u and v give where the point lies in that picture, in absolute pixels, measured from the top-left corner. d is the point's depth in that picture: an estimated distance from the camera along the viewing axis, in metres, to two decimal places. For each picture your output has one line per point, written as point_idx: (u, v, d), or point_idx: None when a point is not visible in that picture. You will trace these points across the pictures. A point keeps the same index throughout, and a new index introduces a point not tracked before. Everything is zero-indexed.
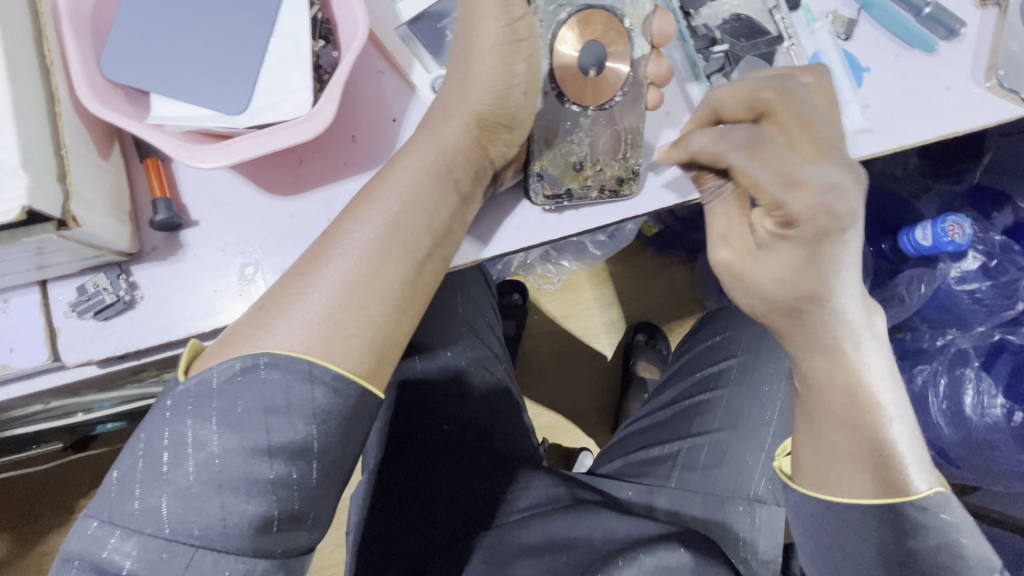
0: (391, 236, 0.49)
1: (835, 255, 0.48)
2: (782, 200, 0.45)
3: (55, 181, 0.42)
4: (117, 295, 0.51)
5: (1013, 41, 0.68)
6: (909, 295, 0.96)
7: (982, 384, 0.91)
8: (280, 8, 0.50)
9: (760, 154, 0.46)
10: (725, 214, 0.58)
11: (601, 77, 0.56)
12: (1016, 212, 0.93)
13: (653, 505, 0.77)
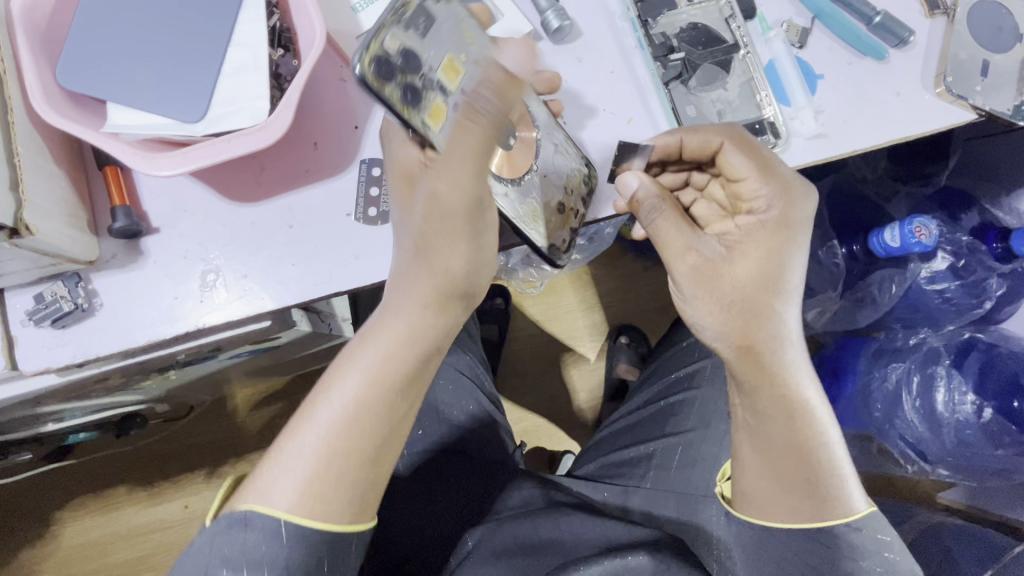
0: (374, 394, 0.49)
1: (798, 246, 0.58)
2: (761, 184, 0.58)
3: (7, 189, 0.43)
4: (75, 303, 0.51)
5: (961, 49, 0.71)
6: (881, 295, 0.98)
7: (953, 381, 0.94)
8: (237, 16, 0.51)
9: (741, 141, 0.59)
10: (673, 229, 0.57)
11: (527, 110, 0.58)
12: (982, 215, 0.96)
13: (627, 507, 0.78)
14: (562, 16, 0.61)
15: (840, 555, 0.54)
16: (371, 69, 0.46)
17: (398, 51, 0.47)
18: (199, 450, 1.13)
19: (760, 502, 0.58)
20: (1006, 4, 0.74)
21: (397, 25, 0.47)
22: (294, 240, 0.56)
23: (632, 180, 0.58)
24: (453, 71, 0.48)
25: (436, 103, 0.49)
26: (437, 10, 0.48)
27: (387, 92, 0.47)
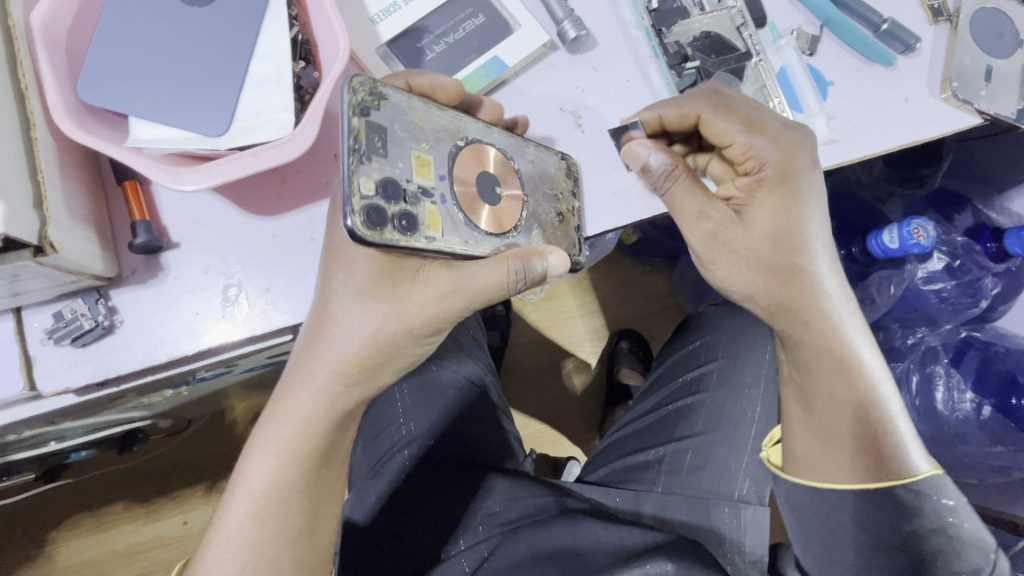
0: (287, 467, 0.51)
1: (806, 197, 0.56)
2: (758, 143, 0.56)
3: (31, 207, 0.42)
4: (96, 320, 0.50)
5: (965, 55, 0.72)
6: (880, 296, 0.97)
7: (952, 380, 0.96)
8: (260, 28, 0.50)
9: (723, 106, 0.57)
10: (686, 194, 0.56)
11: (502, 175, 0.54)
12: (976, 215, 0.98)
13: (640, 511, 0.77)
14: (579, 26, 0.60)
15: (901, 514, 0.57)
16: (370, 226, 0.44)
17: (378, 188, 0.46)
18: (197, 464, 1.11)
19: (816, 465, 0.60)
20: (1007, 11, 0.75)
21: (362, 163, 0.46)
22: (316, 252, 0.55)
23: (640, 150, 0.58)
24: (427, 165, 0.50)
25: (431, 208, 0.49)
26: (383, 115, 0.48)
27: (395, 234, 0.46)
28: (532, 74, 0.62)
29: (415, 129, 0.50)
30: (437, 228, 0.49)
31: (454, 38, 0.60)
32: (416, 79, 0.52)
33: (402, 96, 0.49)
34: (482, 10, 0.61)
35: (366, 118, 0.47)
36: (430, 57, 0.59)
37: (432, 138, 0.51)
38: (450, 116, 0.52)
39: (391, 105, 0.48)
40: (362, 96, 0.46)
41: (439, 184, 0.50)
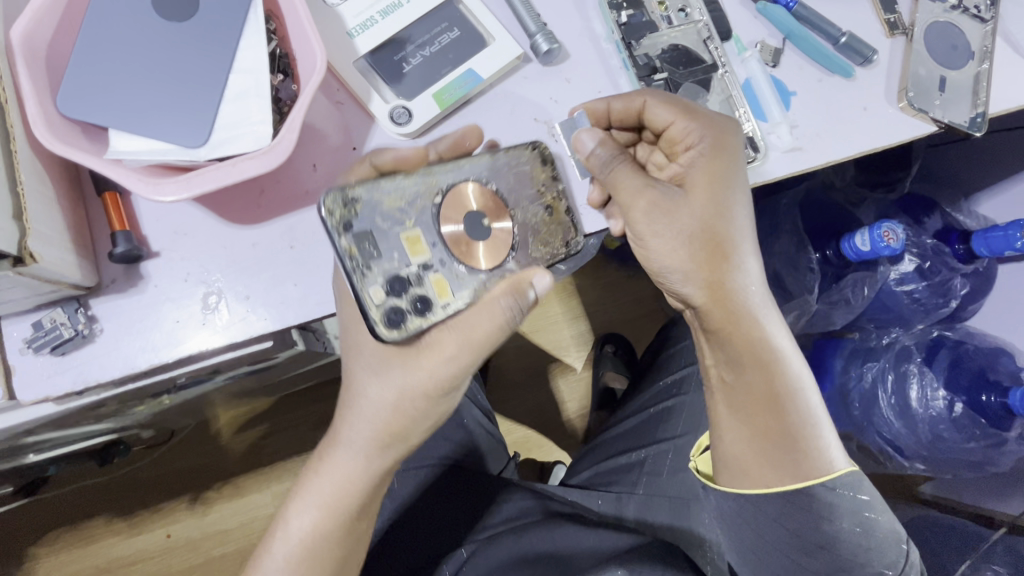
0: (326, 520, 0.56)
1: (735, 172, 0.59)
2: (690, 127, 0.59)
3: (11, 218, 0.43)
4: (76, 329, 0.50)
5: (921, 66, 0.76)
6: (854, 297, 1.01)
7: (925, 378, 0.98)
8: (238, 42, 0.52)
9: (665, 97, 0.61)
10: (628, 174, 0.57)
11: (491, 217, 0.56)
12: (944, 217, 1.01)
13: (622, 515, 0.79)
14: (551, 40, 0.63)
15: (821, 516, 0.58)
16: (391, 327, 0.50)
17: (386, 291, 0.51)
18: (179, 477, 1.10)
19: (734, 464, 0.60)
20: (959, 25, 0.79)
21: (363, 273, 0.50)
22: (297, 260, 0.56)
23: (586, 138, 0.59)
24: (418, 242, 0.53)
25: (437, 277, 0.53)
26: (363, 220, 0.51)
27: (413, 322, 0.51)
28: (507, 85, 0.64)
29: (395, 217, 0.53)
30: (446, 293, 0.53)
31: (430, 51, 0.62)
32: (381, 157, 0.55)
33: (380, 188, 0.52)
34: (457, 24, 0.63)
35: (351, 232, 0.50)
36: (407, 70, 0.61)
37: (416, 214, 0.53)
38: (416, 184, 0.54)
39: (367, 208, 0.51)
40: (341, 210, 0.50)
41: (434, 253, 0.53)
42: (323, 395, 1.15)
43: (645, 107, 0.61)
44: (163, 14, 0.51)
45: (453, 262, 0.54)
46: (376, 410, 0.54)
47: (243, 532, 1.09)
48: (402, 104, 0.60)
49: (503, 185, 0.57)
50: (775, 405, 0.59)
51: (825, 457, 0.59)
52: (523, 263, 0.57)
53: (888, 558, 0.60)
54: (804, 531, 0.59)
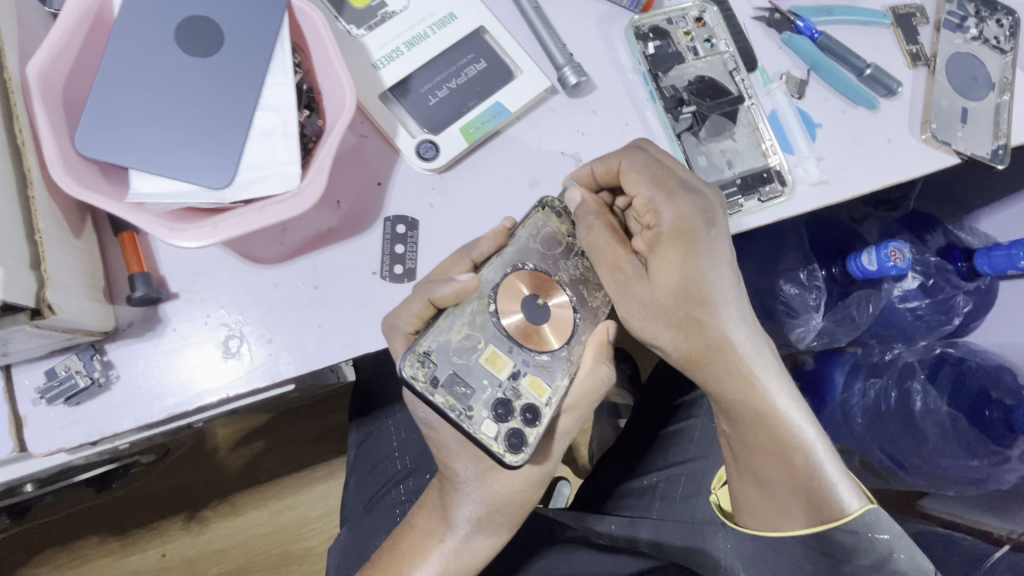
0: None
1: (704, 253, 0.54)
2: (659, 200, 0.54)
3: (28, 268, 0.41)
4: (91, 378, 0.48)
5: (943, 98, 0.74)
6: (859, 315, 0.98)
7: (929, 396, 0.94)
8: (265, 79, 0.50)
9: (645, 160, 0.55)
10: (601, 242, 0.54)
11: (543, 296, 0.54)
12: (947, 235, 0.99)
13: (635, 538, 0.72)
14: (580, 72, 0.61)
15: (839, 556, 0.55)
16: (517, 451, 0.49)
17: (496, 420, 0.50)
18: (175, 495, 1.06)
19: (750, 510, 0.60)
20: (980, 56, 0.77)
21: (469, 417, 0.50)
22: (321, 300, 0.55)
23: (575, 193, 0.55)
24: (496, 356, 0.52)
25: (530, 378, 0.52)
26: (443, 367, 0.50)
27: (532, 433, 0.50)
28: (533, 117, 0.62)
29: (468, 345, 0.51)
30: (544, 390, 0.52)
31: (456, 83, 0.60)
32: (437, 294, 0.50)
33: (443, 328, 0.51)
34: (483, 56, 0.61)
35: (441, 385, 0.50)
36: (434, 102, 0.60)
37: (483, 333, 0.52)
38: (469, 309, 0.52)
39: (442, 354, 0.50)
40: (421, 370, 0.49)
41: (514, 358, 0.52)
42: (325, 409, 1.11)
43: (621, 171, 0.55)
44: (187, 48, 0.49)
45: (533, 355, 0.53)
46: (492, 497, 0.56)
47: (241, 551, 1.06)
48: (428, 138, 0.58)
49: (545, 260, 0.55)
50: (783, 458, 0.56)
51: (835, 500, 0.55)
52: (588, 320, 0.55)
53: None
54: (825, 571, 0.56)
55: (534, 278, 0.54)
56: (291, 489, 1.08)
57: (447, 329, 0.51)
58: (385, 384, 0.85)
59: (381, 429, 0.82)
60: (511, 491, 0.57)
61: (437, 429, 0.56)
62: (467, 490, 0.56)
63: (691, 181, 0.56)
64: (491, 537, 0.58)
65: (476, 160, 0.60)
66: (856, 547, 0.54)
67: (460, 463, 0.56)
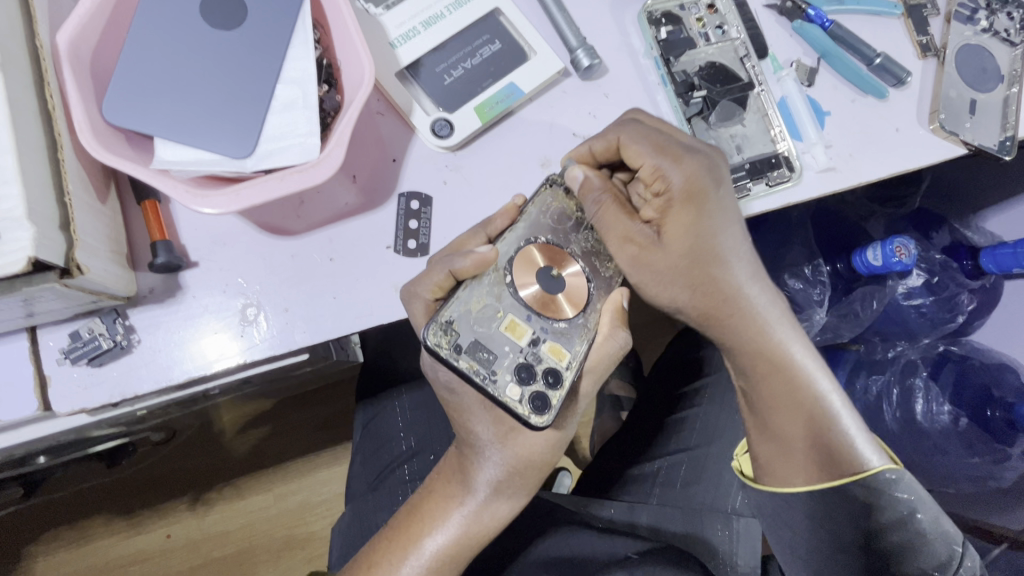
0: (442, 561, 0.58)
1: (715, 212, 0.55)
2: (665, 165, 0.54)
3: (58, 229, 0.42)
4: (114, 340, 0.50)
5: (951, 88, 0.74)
6: (864, 310, 0.97)
7: (931, 393, 0.95)
8: (286, 53, 0.51)
9: (642, 130, 0.55)
10: (611, 216, 0.54)
11: (559, 268, 0.55)
12: (952, 233, 0.98)
13: (635, 522, 0.74)
14: (593, 55, 0.62)
15: (857, 511, 0.55)
16: (541, 413, 0.51)
17: (519, 384, 0.51)
18: (181, 476, 1.08)
19: (775, 473, 0.60)
20: (989, 48, 0.77)
21: (493, 381, 0.51)
22: (336, 273, 0.56)
23: (578, 171, 0.55)
24: (516, 325, 0.53)
25: (549, 344, 0.53)
26: (466, 335, 0.51)
27: (555, 396, 0.52)
28: (547, 98, 0.63)
29: (487, 314, 0.52)
30: (564, 354, 0.53)
31: (471, 63, 0.61)
32: (457, 264, 0.51)
33: (462, 299, 0.52)
34: (498, 37, 0.62)
35: (464, 351, 0.51)
36: (449, 81, 0.61)
37: (501, 303, 0.53)
38: (486, 281, 0.53)
39: (463, 322, 0.52)
40: (444, 338, 0.51)
41: (533, 326, 0.53)
42: (331, 395, 1.12)
43: (621, 146, 0.55)
44: (210, 22, 0.50)
45: (553, 324, 0.54)
46: (511, 465, 0.59)
47: (244, 534, 1.07)
48: (443, 116, 0.59)
49: (560, 231, 0.56)
50: (804, 415, 0.58)
51: (856, 458, 0.56)
52: (603, 289, 0.56)
53: (938, 557, 0.55)
54: (843, 530, 0.56)
55: (548, 247, 0.55)
56: (295, 473, 1.09)
57: (463, 295, 0.52)
58: (392, 364, 0.86)
59: (386, 411, 0.83)
60: (523, 458, 0.59)
61: (454, 398, 0.58)
62: (488, 453, 0.58)
63: (692, 143, 0.56)
64: (510, 502, 0.60)
65: (489, 140, 0.61)
66: (878, 504, 0.55)
67: (482, 427, 0.58)
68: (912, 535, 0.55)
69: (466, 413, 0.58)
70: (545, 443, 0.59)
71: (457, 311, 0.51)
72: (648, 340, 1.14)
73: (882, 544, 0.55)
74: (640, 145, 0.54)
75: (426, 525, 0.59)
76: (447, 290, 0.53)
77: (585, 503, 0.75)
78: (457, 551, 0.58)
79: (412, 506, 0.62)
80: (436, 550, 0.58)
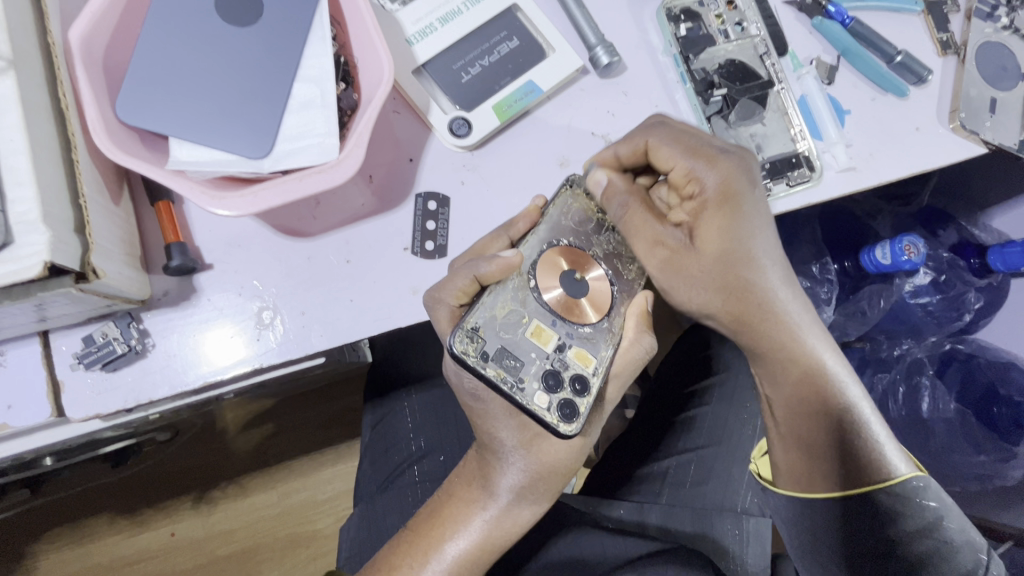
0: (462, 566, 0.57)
1: (749, 214, 0.54)
2: (699, 168, 0.53)
3: (74, 232, 0.41)
4: (129, 345, 0.49)
5: (972, 86, 0.72)
6: (870, 309, 0.97)
7: (937, 391, 0.94)
8: (303, 50, 0.50)
9: (671, 133, 0.55)
10: (638, 220, 0.53)
11: (582, 272, 0.54)
12: (959, 232, 0.96)
13: (644, 522, 0.73)
14: (612, 52, 0.61)
15: (880, 517, 0.55)
16: (570, 421, 0.50)
17: (547, 392, 0.50)
18: (186, 475, 1.07)
19: (805, 477, 0.58)
20: (1009, 45, 0.76)
21: (521, 390, 0.50)
22: (354, 275, 0.55)
23: (601, 175, 0.54)
24: (541, 331, 0.52)
25: (575, 350, 0.52)
26: (492, 342, 0.50)
27: (583, 403, 0.51)
28: (565, 96, 0.62)
29: (513, 320, 0.51)
30: (591, 360, 0.52)
31: (488, 61, 0.60)
32: (482, 270, 0.50)
33: (487, 305, 0.51)
34: (516, 34, 0.61)
35: (491, 358, 0.50)
36: (466, 79, 0.60)
37: (526, 308, 0.52)
38: (511, 286, 0.52)
39: (489, 329, 0.51)
40: (471, 345, 0.49)
41: (558, 331, 0.52)
42: (337, 393, 1.11)
43: (649, 149, 0.55)
44: (225, 19, 0.49)
45: (578, 329, 0.53)
46: (531, 469, 0.58)
47: (249, 531, 1.06)
48: (461, 115, 0.58)
49: (581, 233, 0.55)
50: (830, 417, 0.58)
51: (882, 464, 0.56)
52: (626, 292, 0.56)
53: (964, 566, 0.54)
54: (864, 536, 0.55)
55: (574, 250, 0.54)
56: (301, 471, 1.09)
57: (487, 299, 0.51)
58: (402, 363, 0.85)
59: (396, 410, 0.82)
60: (544, 463, 0.58)
61: (473, 402, 0.57)
62: (510, 459, 0.57)
63: (723, 146, 0.56)
64: (531, 507, 0.59)
65: (507, 139, 0.60)
66: (903, 511, 0.55)
67: (503, 432, 0.57)
68: (937, 542, 0.54)
69: (486, 418, 0.57)
70: (566, 448, 0.58)
71: (482, 317, 0.50)
72: (657, 339, 1.13)
73: (908, 553, 0.54)
74: (672, 148, 0.54)
75: (446, 531, 0.58)
76: (471, 295, 0.52)
77: (595, 503, 0.75)
78: (477, 557, 0.58)
79: (430, 510, 0.61)
80: (457, 555, 0.57)
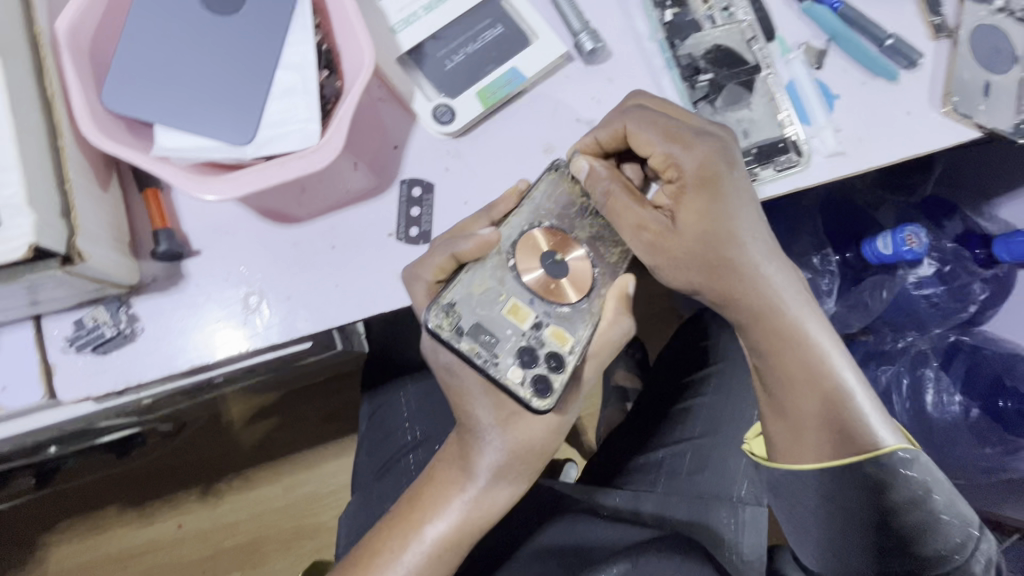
0: (442, 547, 0.58)
1: (731, 196, 0.54)
2: (676, 152, 0.54)
3: (59, 217, 0.42)
4: (117, 328, 0.51)
5: (965, 70, 0.71)
6: (872, 300, 0.96)
7: (941, 382, 0.93)
8: (285, 38, 0.51)
9: (647, 116, 0.55)
10: (620, 207, 0.53)
11: (562, 253, 0.55)
12: (965, 221, 0.94)
13: (638, 511, 0.73)
14: (596, 39, 0.61)
15: (875, 489, 0.55)
16: (543, 397, 0.51)
17: (521, 366, 0.52)
18: (191, 468, 1.09)
19: (795, 449, 0.58)
20: (1005, 28, 0.74)
21: (495, 364, 0.51)
22: (338, 261, 0.56)
23: (582, 162, 0.54)
24: (518, 309, 0.53)
25: (553, 329, 0.53)
26: (467, 317, 0.52)
27: (558, 379, 0.52)
28: (549, 83, 0.62)
29: (490, 297, 0.53)
30: (568, 339, 0.53)
31: (472, 48, 0.60)
32: (460, 247, 0.51)
33: (464, 282, 0.52)
34: (500, 21, 0.61)
35: (466, 333, 0.51)
36: (450, 67, 0.60)
37: (504, 286, 0.53)
38: (489, 264, 0.53)
39: (465, 305, 0.52)
40: (445, 320, 0.51)
41: (536, 309, 0.53)
42: (339, 387, 1.12)
43: (628, 134, 0.55)
44: (210, 8, 0.50)
45: (556, 309, 0.54)
46: (513, 452, 0.58)
47: (253, 524, 1.08)
48: (444, 102, 0.58)
49: (564, 216, 0.56)
50: (826, 399, 0.56)
51: (869, 434, 0.55)
52: (608, 274, 0.56)
53: (953, 539, 0.55)
54: (862, 505, 0.56)
55: (554, 232, 0.55)
56: (304, 465, 1.10)
57: (463, 275, 0.52)
58: (397, 354, 0.86)
59: (392, 400, 0.83)
60: (523, 442, 0.58)
61: (455, 386, 0.58)
62: (489, 440, 0.58)
63: (703, 127, 0.56)
64: (511, 488, 0.60)
65: (491, 125, 0.60)
66: (892, 483, 0.55)
67: (483, 412, 0.57)
68: (926, 515, 0.55)
69: (468, 399, 0.57)
70: (542, 425, 0.58)
71: (460, 294, 0.52)
72: (654, 331, 1.13)
73: (900, 523, 0.55)
74: (651, 135, 0.54)
75: (428, 513, 0.59)
76: (449, 273, 0.52)
77: (590, 491, 0.75)
78: (458, 538, 0.58)
79: (412, 493, 0.62)
80: (438, 536, 0.58)
